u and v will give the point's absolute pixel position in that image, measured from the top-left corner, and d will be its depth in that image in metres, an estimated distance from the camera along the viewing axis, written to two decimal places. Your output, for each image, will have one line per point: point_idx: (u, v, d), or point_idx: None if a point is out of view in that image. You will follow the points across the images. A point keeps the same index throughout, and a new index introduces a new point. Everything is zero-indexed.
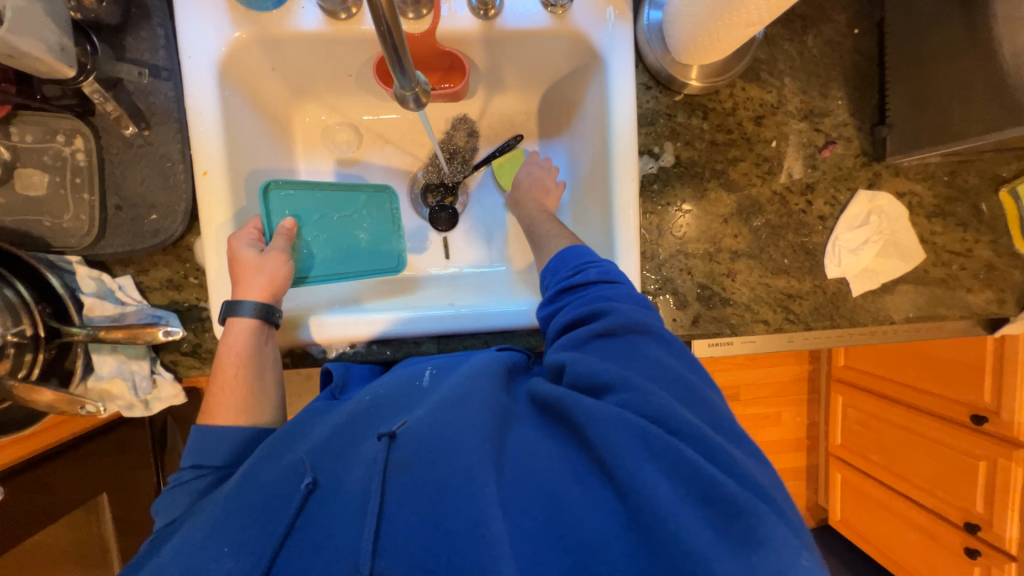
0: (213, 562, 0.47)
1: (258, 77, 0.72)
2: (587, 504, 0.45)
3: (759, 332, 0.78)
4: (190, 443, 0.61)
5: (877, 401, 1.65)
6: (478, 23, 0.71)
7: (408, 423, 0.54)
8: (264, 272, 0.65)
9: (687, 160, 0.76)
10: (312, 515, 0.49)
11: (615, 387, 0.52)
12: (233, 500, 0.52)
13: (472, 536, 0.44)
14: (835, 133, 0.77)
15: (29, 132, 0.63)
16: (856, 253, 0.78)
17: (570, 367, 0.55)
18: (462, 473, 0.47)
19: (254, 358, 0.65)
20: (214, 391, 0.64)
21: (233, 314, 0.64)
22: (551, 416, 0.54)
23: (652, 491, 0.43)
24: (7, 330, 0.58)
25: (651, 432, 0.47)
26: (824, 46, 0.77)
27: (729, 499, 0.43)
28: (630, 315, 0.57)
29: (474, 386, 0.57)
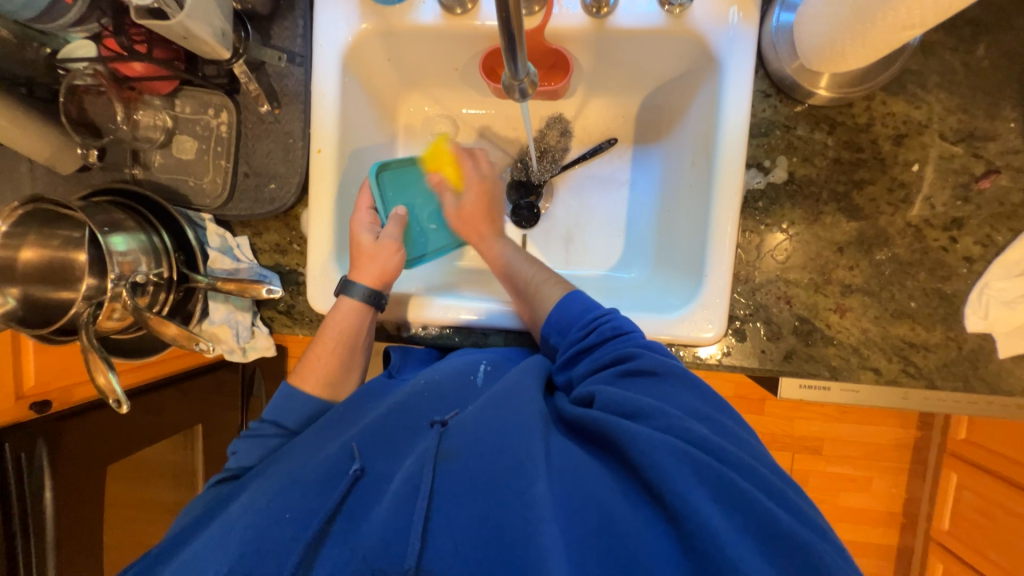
0: (275, 525, 0.51)
1: (375, 67, 0.78)
2: (639, 522, 0.48)
3: (866, 381, 0.68)
4: (276, 398, 0.68)
5: (1002, 488, 1.37)
6: (589, 21, 0.69)
7: (458, 416, 0.58)
8: (376, 261, 0.69)
9: (803, 178, 0.68)
10: (362, 499, 0.54)
11: (652, 415, 0.53)
12: (293, 473, 0.56)
13: (523, 533, 0.47)
14: (1000, 162, 0.65)
15: (188, 105, 0.74)
16: (1011, 306, 0.65)
17: (603, 397, 0.57)
18: (514, 474, 0.51)
19: (353, 341, 0.69)
20: (309, 358, 0.70)
21: (344, 293, 0.69)
22: (584, 432, 0.57)
23: (704, 516, 0.45)
24: (150, 271, 0.68)
25: (699, 460, 0.49)
26: (999, 57, 0.64)
27: (784, 531, 0.45)
28: (658, 358, 0.59)
29: (516, 392, 0.59)
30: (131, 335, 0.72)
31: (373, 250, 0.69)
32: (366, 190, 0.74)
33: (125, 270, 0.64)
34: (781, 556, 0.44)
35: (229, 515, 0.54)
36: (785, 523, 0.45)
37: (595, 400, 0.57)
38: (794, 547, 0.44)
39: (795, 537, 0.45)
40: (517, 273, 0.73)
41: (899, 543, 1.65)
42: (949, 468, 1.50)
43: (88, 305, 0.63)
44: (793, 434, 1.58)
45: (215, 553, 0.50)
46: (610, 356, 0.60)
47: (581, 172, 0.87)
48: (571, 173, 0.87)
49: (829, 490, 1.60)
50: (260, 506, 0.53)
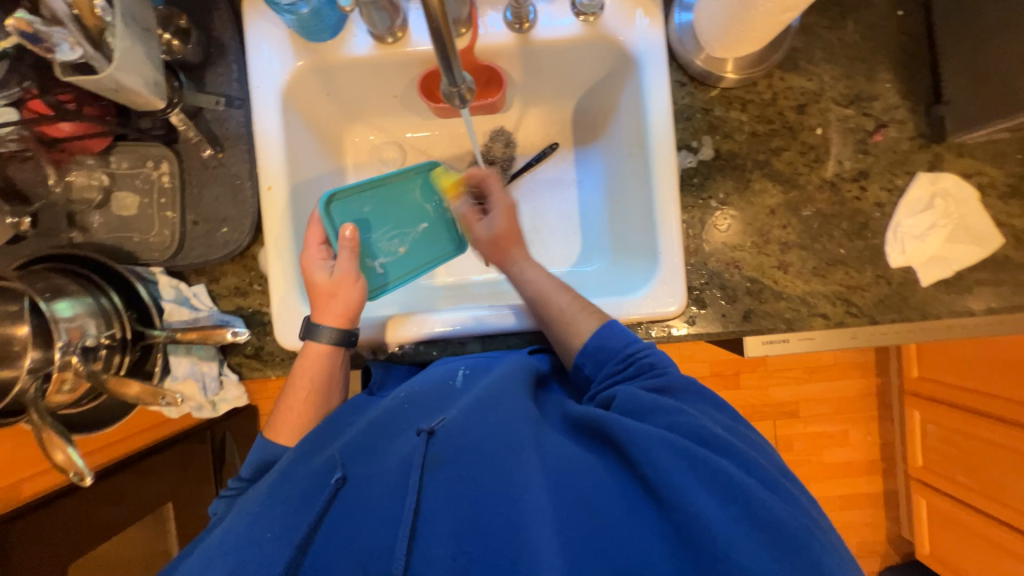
0: (255, 545, 0.49)
1: (315, 103, 0.80)
2: (635, 520, 0.48)
3: (818, 327, 0.74)
4: (252, 455, 0.66)
5: (958, 415, 1.48)
6: (514, 36, 0.74)
7: (447, 421, 0.57)
8: (339, 296, 0.68)
9: (727, 153, 0.75)
10: (347, 510, 0.52)
11: (669, 414, 0.55)
12: (276, 490, 0.54)
13: (514, 540, 0.47)
14: (886, 117, 0.74)
15: (125, 160, 0.73)
16: (922, 239, 0.73)
17: (621, 399, 0.58)
18: (504, 479, 0.51)
19: (326, 386, 0.69)
20: (281, 413, 0.68)
21: (311, 338, 0.68)
22: (587, 434, 0.57)
23: (698, 507, 0.46)
24: (101, 334, 0.64)
25: (696, 455, 0.50)
26: (866, 29, 0.75)
27: (775, 520, 0.47)
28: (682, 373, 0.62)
29: (508, 393, 0.59)
30: (84, 406, 0.67)
31: (333, 287, 0.68)
32: (316, 225, 0.72)
33: (73, 336, 0.61)
34: (771, 543, 0.46)
35: (210, 541, 0.53)
36: (776, 513, 0.47)
37: (617, 401, 0.58)
38: (786, 535, 0.46)
39: (785, 525, 0.47)
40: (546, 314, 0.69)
41: (884, 488, 1.74)
42: (910, 406, 1.61)
43: (33, 379, 0.59)
44: (771, 401, 1.65)
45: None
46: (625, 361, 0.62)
47: (529, 178, 0.91)
48: (520, 181, 0.91)
49: (811, 450, 1.68)
50: (239, 528, 0.52)
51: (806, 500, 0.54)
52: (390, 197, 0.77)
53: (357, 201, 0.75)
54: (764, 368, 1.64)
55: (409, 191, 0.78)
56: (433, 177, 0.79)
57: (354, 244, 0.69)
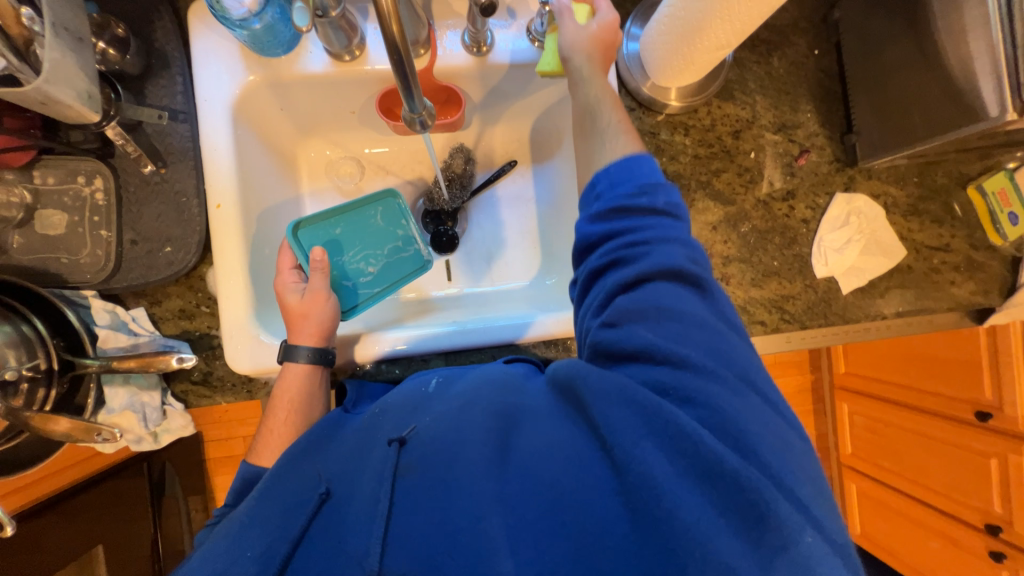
0: (236, 565, 0.49)
1: (268, 117, 0.77)
2: (592, 484, 0.46)
3: (757, 333, 0.81)
4: (235, 482, 0.62)
5: (882, 407, 1.64)
6: (472, 59, 0.76)
7: (417, 429, 0.54)
8: (311, 317, 0.68)
9: (673, 174, 0.81)
10: (326, 525, 0.50)
11: (639, 358, 0.52)
12: (257, 507, 0.53)
13: (475, 528, 0.45)
14: (808, 143, 0.83)
15: (51, 175, 0.67)
16: (840, 252, 0.82)
17: (604, 335, 0.53)
18: (466, 467, 0.49)
19: (307, 404, 0.66)
20: (264, 434, 0.65)
21: (287, 360, 0.66)
22: (563, 405, 0.54)
23: (650, 466, 0.44)
24: (22, 365, 0.60)
25: (651, 408, 0.47)
26: (789, 65, 0.83)
27: (738, 475, 0.43)
28: (670, 254, 0.55)
29: (480, 394, 0.57)
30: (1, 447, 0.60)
31: (304, 307, 0.68)
32: (287, 250, 0.73)
33: None
34: (733, 507, 0.43)
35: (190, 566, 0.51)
36: (739, 469, 0.43)
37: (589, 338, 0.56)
38: (738, 491, 0.43)
39: (737, 476, 0.43)
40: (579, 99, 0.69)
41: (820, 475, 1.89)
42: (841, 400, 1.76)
43: None
44: None
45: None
46: (603, 263, 0.57)
47: (489, 195, 0.93)
48: (480, 198, 0.93)
49: None
50: (220, 550, 0.51)
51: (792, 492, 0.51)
52: (358, 224, 0.78)
53: (324, 226, 0.76)
54: None
55: (370, 217, 0.78)
56: (395, 203, 0.79)
57: (325, 265, 0.69)
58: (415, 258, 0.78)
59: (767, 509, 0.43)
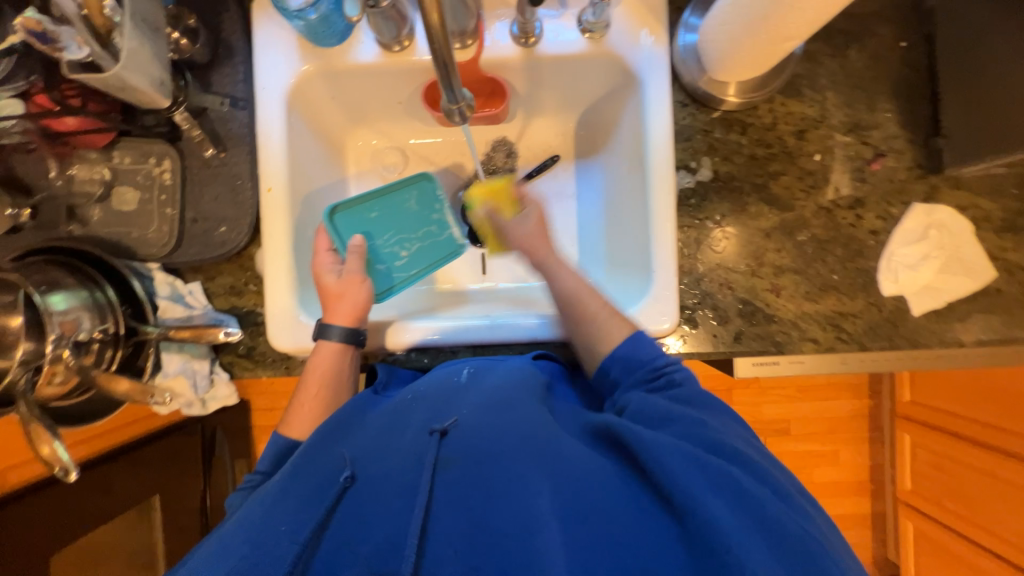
0: (271, 540, 0.50)
1: (319, 106, 0.80)
2: (645, 522, 0.48)
3: (808, 352, 0.75)
4: (268, 450, 0.67)
5: (951, 442, 1.48)
6: (519, 50, 0.75)
7: (459, 421, 0.58)
8: (346, 298, 0.70)
9: (725, 175, 0.76)
10: (353, 507, 0.53)
11: (679, 421, 0.56)
12: (289, 486, 0.55)
13: (528, 543, 0.46)
14: (884, 146, 0.75)
15: (127, 155, 0.73)
16: (914, 269, 0.73)
17: (633, 407, 0.59)
18: (519, 482, 0.51)
19: (337, 382, 0.69)
20: (296, 406, 0.68)
21: (321, 337, 0.69)
22: (603, 442, 0.57)
23: (711, 514, 0.46)
24: (93, 328, 0.65)
25: (706, 460, 0.51)
26: (868, 59, 0.75)
27: (781, 525, 0.47)
28: (697, 389, 0.62)
29: (520, 399, 0.60)
30: (76, 399, 0.67)
31: (338, 289, 0.70)
32: (324, 233, 0.75)
33: (66, 329, 0.61)
34: (777, 554, 0.45)
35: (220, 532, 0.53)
36: (779, 517, 0.48)
37: (629, 409, 0.60)
38: (794, 543, 0.46)
39: (791, 532, 0.47)
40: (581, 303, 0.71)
41: (872, 509, 1.74)
42: (902, 430, 1.61)
43: (24, 371, 0.59)
44: (762, 419, 1.66)
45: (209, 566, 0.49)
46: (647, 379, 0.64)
47: (529, 190, 0.92)
48: None
49: (800, 470, 1.68)
50: (252, 518, 0.53)
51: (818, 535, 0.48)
52: (393, 207, 0.79)
53: (361, 208, 0.77)
54: (756, 386, 1.65)
55: (405, 200, 0.79)
56: (431, 186, 0.80)
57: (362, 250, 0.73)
58: (448, 243, 0.79)
59: (813, 560, 0.46)
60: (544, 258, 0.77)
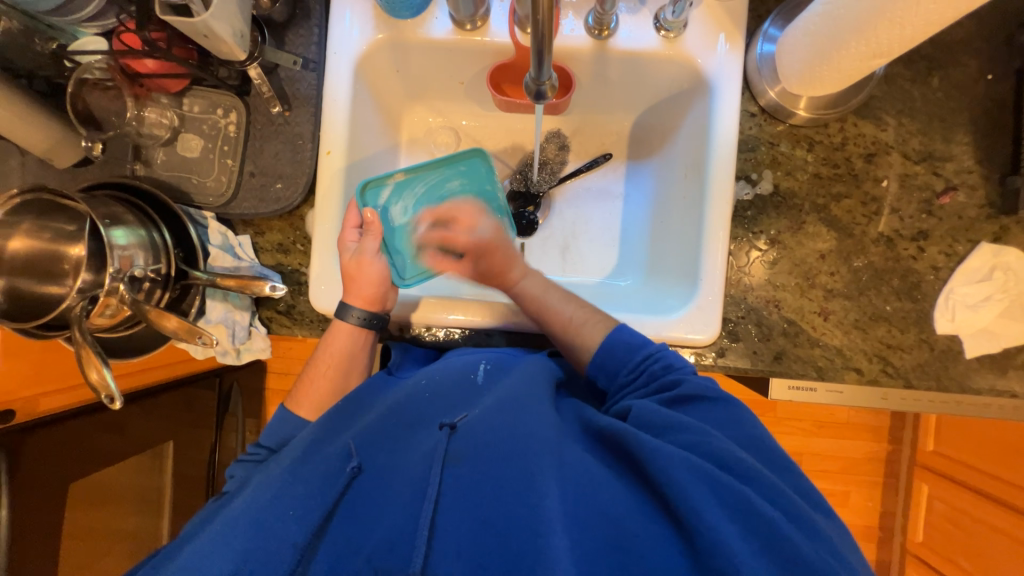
0: (279, 521, 0.50)
1: (384, 77, 0.81)
2: (656, 540, 0.45)
3: (849, 381, 0.72)
4: (272, 422, 0.69)
5: (970, 497, 1.43)
6: (591, 42, 0.74)
7: (469, 418, 0.57)
8: (360, 278, 0.69)
9: (785, 191, 0.74)
10: (362, 495, 0.53)
11: (686, 432, 0.53)
12: (297, 468, 0.55)
13: (531, 546, 0.44)
14: (956, 180, 0.72)
15: (197, 104, 0.75)
16: (974, 309, 0.71)
17: (640, 412, 0.57)
18: (521, 483, 0.49)
19: (347, 363, 0.71)
20: (306, 382, 0.71)
21: (339, 317, 0.70)
22: (610, 450, 0.55)
23: (718, 531, 0.43)
24: (148, 267, 0.66)
25: (722, 483, 0.47)
26: (950, 88, 0.73)
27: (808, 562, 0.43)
28: (697, 382, 0.60)
29: (530, 399, 0.58)
30: (121, 333, 0.69)
31: (356, 268, 0.69)
32: (355, 208, 0.71)
33: (124, 265, 0.63)
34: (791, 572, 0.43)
35: (228, 512, 0.52)
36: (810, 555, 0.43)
37: (632, 414, 0.58)
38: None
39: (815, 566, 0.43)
40: (552, 315, 0.70)
41: (877, 557, 1.68)
42: (920, 479, 1.55)
43: (81, 299, 0.61)
44: None
45: (216, 555, 0.48)
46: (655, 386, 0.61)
47: (577, 185, 0.91)
48: (568, 186, 0.91)
49: None
50: (259, 504, 0.51)
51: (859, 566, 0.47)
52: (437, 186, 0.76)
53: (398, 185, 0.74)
54: (773, 415, 1.61)
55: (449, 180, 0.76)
56: (480, 165, 0.76)
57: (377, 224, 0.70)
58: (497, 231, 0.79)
59: None
60: (510, 275, 0.74)
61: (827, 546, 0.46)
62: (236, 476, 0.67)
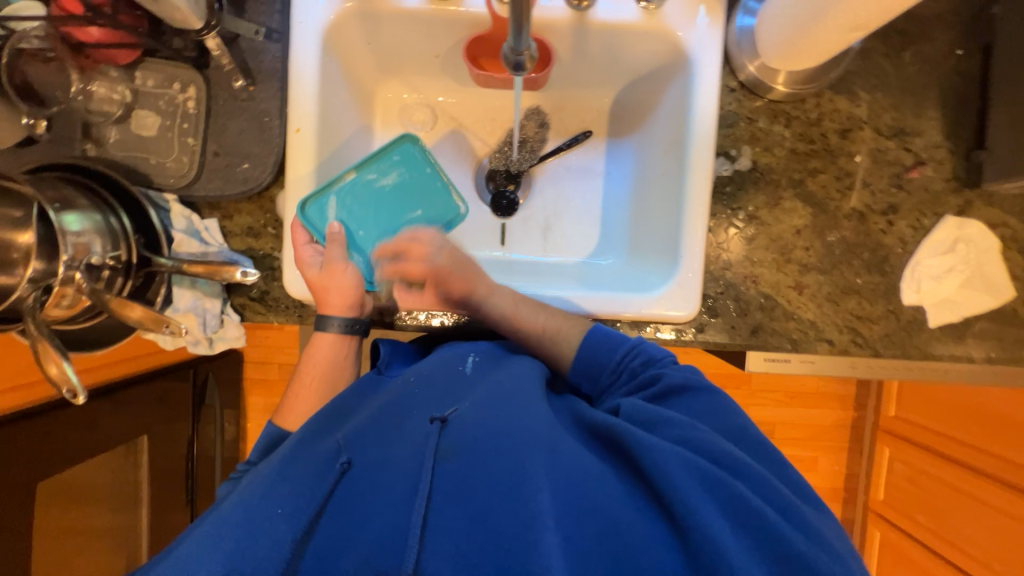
0: (268, 521, 0.48)
1: (355, 50, 0.77)
2: (650, 535, 0.46)
3: (821, 352, 0.75)
4: (258, 443, 0.67)
5: (928, 457, 1.52)
6: (571, 13, 0.72)
7: (460, 411, 0.56)
8: (332, 288, 0.68)
9: (764, 166, 0.74)
10: (352, 493, 0.52)
11: (678, 427, 0.53)
12: (284, 470, 0.54)
13: (523, 542, 0.44)
14: (925, 155, 0.74)
15: (151, 78, 0.70)
16: (938, 281, 0.74)
17: (627, 409, 0.58)
18: (513, 478, 0.49)
19: (333, 370, 0.70)
20: (290, 398, 0.70)
21: (320, 330, 0.69)
22: (604, 444, 0.55)
23: (713, 528, 0.44)
24: (106, 254, 0.62)
25: (714, 476, 0.48)
26: (921, 63, 0.74)
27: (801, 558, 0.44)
28: (682, 375, 0.61)
29: (519, 394, 0.59)
30: (80, 324, 0.65)
31: (325, 279, 0.67)
32: (299, 226, 0.69)
33: (79, 252, 0.58)
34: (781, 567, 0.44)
35: (217, 514, 0.51)
36: (802, 551, 0.44)
37: (622, 411, 0.58)
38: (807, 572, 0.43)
39: (805, 560, 0.44)
40: (526, 323, 0.68)
41: (842, 517, 1.79)
42: (883, 443, 1.65)
43: (33, 289, 0.57)
44: None
45: (201, 558, 0.46)
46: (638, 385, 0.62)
47: (558, 163, 0.89)
48: (548, 165, 0.89)
49: None
50: (250, 501, 0.51)
51: (831, 525, 0.50)
52: (370, 185, 0.73)
53: (332, 192, 0.71)
54: (748, 387, 1.67)
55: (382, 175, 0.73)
56: (415, 150, 0.73)
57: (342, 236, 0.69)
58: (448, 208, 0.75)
59: None
60: (477, 291, 0.70)
61: (825, 545, 0.46)
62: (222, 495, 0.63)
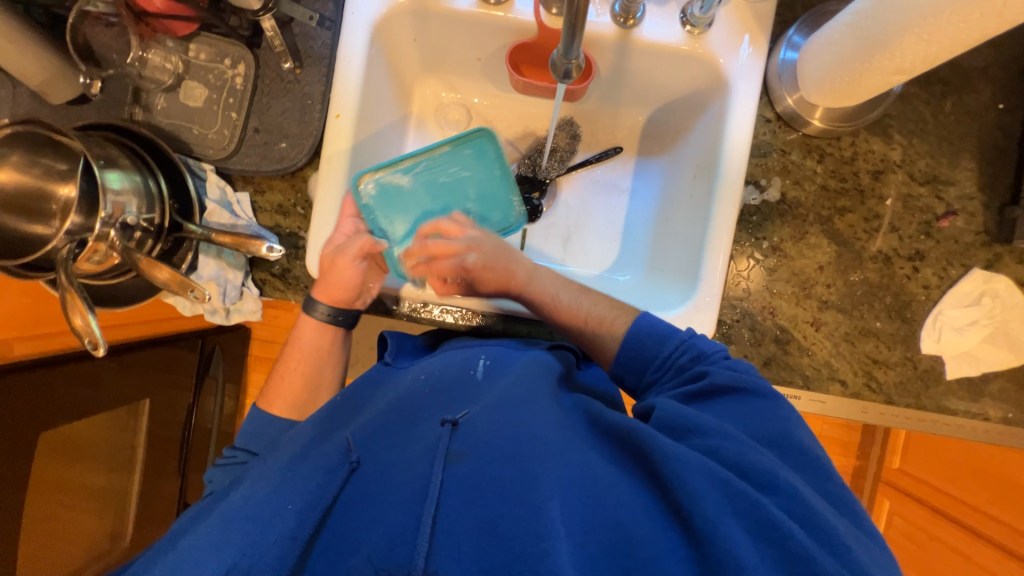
0: (277, 516, 0.49)
1: (401, 45, 0.79)
2: (663, 547, 0.45)
3: (833, 393, 0.74)
4: (247, 424, 0.72)
5: (928, 515, 1.48)
6: (616, 30, 0.73)
7: (471, 414, 0.56)
8: (330, 275, 0.70)
9: (792, 200, 0.74)
10: (360, 491, 0.53)
11: (710, 435, 0.53)
12: (292, 470, 0.53)
13: (535, 549, 0.44)
14: (958, 205, 0.74)
15: (203, 52, 0.73)
16: (960, 333, 0.73)
17: (661, 410, 0.57)
18: (526, 484, 0.49)
19: (315, 358, 0.75)
20: (274, 382, 0.75)
21: (307, 306, 0.73)
22: (618, 445, 0.54)
23: (733, 543, 0.43)
24: (140, 215, 0.64)
25: (738, 490, 0.47)
26: (961, 113, 0.74)
27: None
28: (729, 376, 0.59)
29: (532, 396, 0.58)
30: (107, 279, 0.67)
31: (328, 265, 0.69)
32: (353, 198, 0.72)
33: (115, 211, 0.60)
34: None
35: (225, 507, 0.51)
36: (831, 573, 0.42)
37: (656, 411, 0.57)
38: None
39: None
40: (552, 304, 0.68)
41: None
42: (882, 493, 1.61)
43: (69, 241, 0.58)
44: None
45: (212, 550, 0.47)
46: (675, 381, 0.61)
47: (585, 175, 0.90)
48: (576, 175, 0.90)
49: None
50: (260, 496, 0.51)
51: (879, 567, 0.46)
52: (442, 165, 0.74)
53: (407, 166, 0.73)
54: None
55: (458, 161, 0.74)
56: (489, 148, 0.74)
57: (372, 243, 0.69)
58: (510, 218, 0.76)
59: None
60: (513, 284, 0.69)
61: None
62: (213, 480, 0.68)
